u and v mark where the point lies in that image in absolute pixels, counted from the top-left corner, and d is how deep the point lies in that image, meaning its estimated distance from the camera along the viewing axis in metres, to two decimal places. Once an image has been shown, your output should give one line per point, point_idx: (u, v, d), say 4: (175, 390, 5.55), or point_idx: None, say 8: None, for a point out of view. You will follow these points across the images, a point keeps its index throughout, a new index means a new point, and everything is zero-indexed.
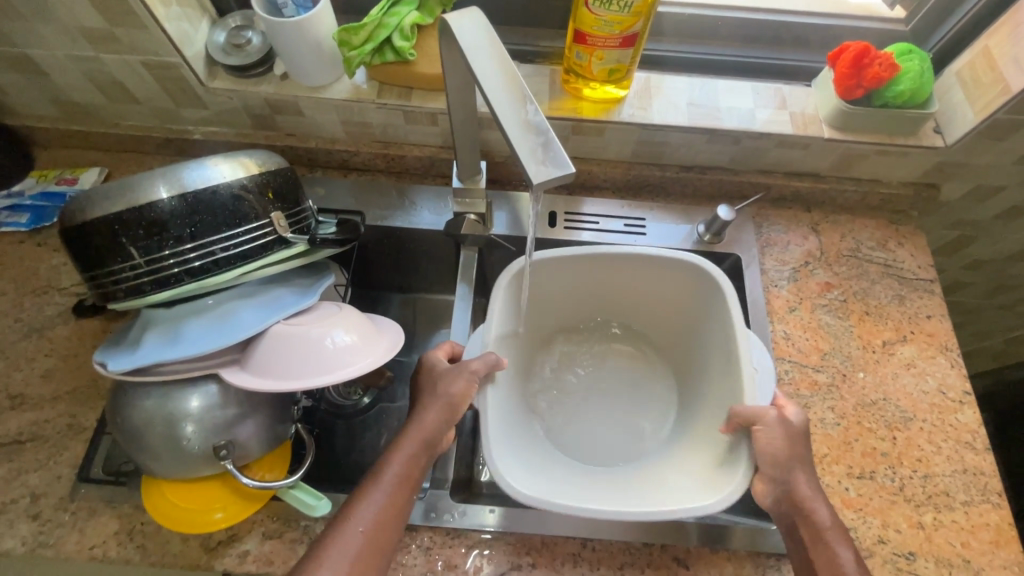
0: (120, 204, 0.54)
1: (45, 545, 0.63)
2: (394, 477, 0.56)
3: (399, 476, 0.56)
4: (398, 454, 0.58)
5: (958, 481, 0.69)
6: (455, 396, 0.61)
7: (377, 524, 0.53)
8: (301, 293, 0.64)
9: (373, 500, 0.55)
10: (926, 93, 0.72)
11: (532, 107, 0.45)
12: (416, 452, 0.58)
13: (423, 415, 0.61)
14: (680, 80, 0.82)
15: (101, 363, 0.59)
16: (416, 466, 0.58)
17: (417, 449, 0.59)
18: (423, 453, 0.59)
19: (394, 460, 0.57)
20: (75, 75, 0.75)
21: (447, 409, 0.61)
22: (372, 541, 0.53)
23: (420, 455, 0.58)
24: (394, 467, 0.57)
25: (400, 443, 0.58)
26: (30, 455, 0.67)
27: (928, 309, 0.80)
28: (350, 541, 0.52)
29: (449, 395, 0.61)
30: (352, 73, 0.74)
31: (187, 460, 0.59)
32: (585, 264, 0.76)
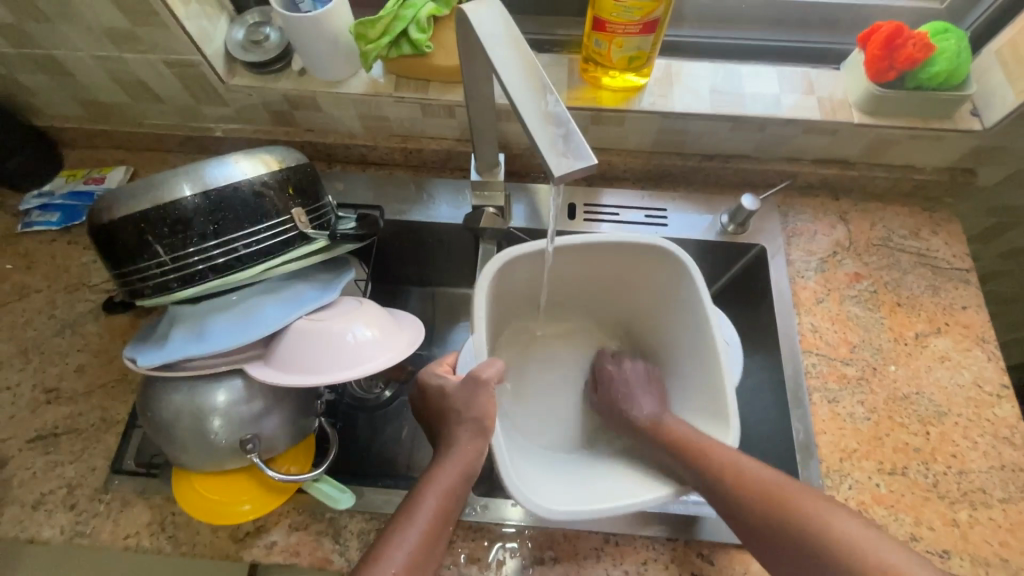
0: (146, 202, 0.55)
1: (82, 534, 0.65)
2: (432, 512, 0.56)
3: (437, 510, 0.56)
4: (434, 485, 0.58)
5: (995, 478, 0.66)
6: (482, 415, 0.60)
7: (413, 558, 0.53)
8: (322, 288, 0.65)
9: (408, 535, 0.54)
10: (963, 74, 0.69)
11: (550, 96, 0.44)
12: (453, 485, 0.58)
13: (457, 442, 0.60)
14: (702, 66, 0.80)
15: (131, 358, 0.60)
16: (452, 498, 0.57)
17: (456, 481, 0.58)
18: (462, 484, 0.58)
19: (431, 492, 0.57)
20: (100, 75, 0.76)
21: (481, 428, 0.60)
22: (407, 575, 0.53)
23: (459, 487, 0.58)
24: (431, 499, 0.57)
25: (438, 474, 0.58)
26: (66, 447, 0.70)
27: (964, 299, 0.77)
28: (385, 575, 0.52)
29: (477, 416, 0.60)
30: (369, 66, 0.73)
31: (215, 453, 0.60)
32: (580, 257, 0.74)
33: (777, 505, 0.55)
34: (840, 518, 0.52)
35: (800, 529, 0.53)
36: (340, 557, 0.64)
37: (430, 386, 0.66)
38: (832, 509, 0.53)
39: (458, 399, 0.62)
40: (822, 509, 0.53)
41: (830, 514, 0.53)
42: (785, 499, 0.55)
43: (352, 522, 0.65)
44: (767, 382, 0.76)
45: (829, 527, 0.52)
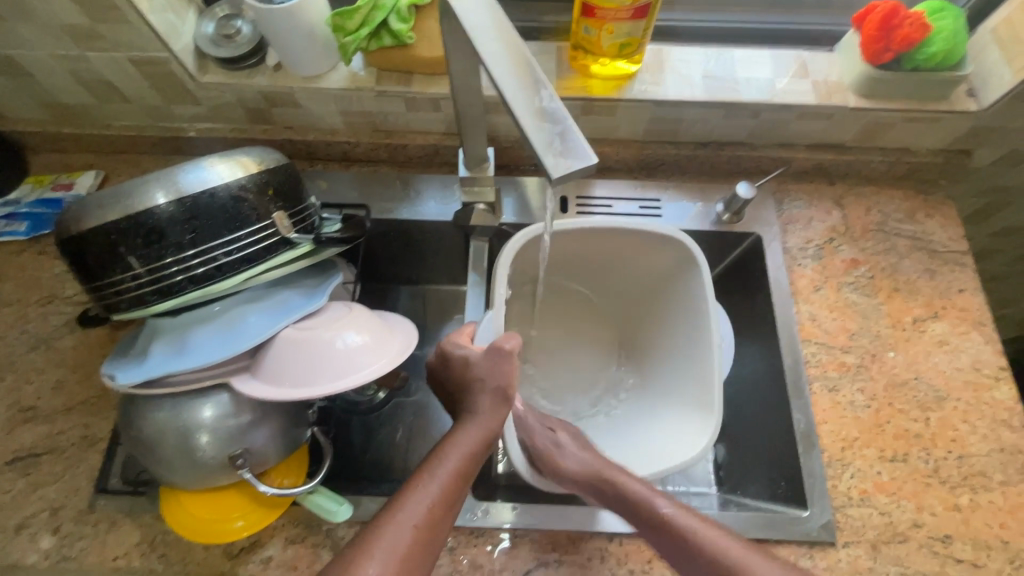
0: (116, 212, 0.52)
1: (68, 558, 0.62)
2: (452, 472, 0.53)
3: (457, 470, 0.53)
4: (455, 448, 0.55)
5: (995, 461, 0.66)
6: (501, 385, 0.59)
7: (428, 517, 0.50)
8: (308, 295, 0.62)
9: (426, 490, 0.51)
10: (959, 54, 0.68)
11: (545, 91, 0.42)
12: (474, 449, 0.55)
13: (480, 412, 0.58)
14: (693, 51, 0.77)
15: (109, 376, 0.57)
16: (472, 461, 0.55)
17: (477, 445, 0.56)
18: (482, 450, 0.56)
19: (452, 455, 0.54)
20: (62, 75, 0.72)
21: (496, 402, 0.59)
22: (422, 535, 0.49)
23: (480, 451, 0.56)
24: (452, 460, 0.54)
25: (457, 439, 0.56)
26: (46, 468, 0.67)
27: (960, 283, 0.76)
28: (399, 531, 0.48)
29: (499, 387, 0.59)
30: (349, 60, 0.70)
31: (203, 470, 0.58)
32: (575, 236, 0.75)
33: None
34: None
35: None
36: None
37: (452, 356, 0.62)
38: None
39: (479, 369, 0.59)
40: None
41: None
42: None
43: (350, 532, 0.64)
44: (767, 372, 0.75)
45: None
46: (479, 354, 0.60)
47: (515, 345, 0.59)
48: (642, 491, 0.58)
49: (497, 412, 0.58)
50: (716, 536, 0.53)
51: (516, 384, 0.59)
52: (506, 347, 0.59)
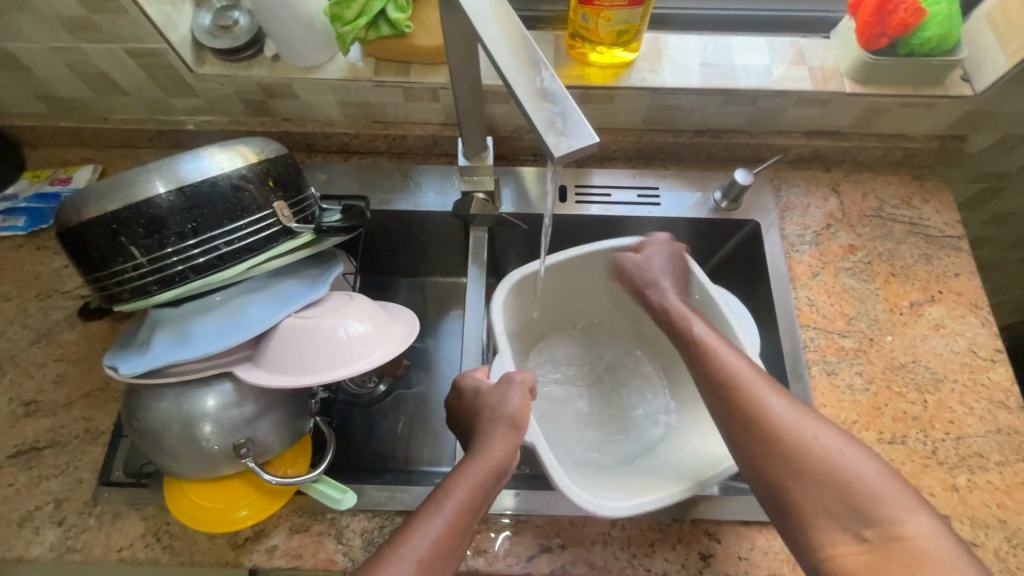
0: (117, 202, 0.52)
1: (73, 550, 0.63)
2: (459, 505, 0.52)
3: (464, 504, 0.52)
4: (462, 481, 0.53)
5: (992, 442, 0.67)
6: (512, 414, 0.59)
7: (433, 551, 0.49)
8: (310, 284, 0.62)
9: (432, 523, 0.50)
10: (954, 38, 0.68)
11: (544, 72, 0.42)
12: (483, 480, 0.54)
13: (489, 441, 0.57)
14: (689, 39, 0.78)
15: (112, 367, 0.57)
16: (481, 492, 0.53)
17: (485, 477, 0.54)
18: (492, 480, 0.55)
19: (458, 489, 0.53)
20: (58, 68, 0.72)
21: (509, 432, 0.58)
22: (426, 568, 0.48)
23: (487, 484, 0.54)
24: (458, 494, 0.52)
25: (465, 470, 0.54)
26: (49, 461, 0.67)
27: (956, 267, 0.77)
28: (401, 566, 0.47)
29: (508, 414, 0.59)
30: (346, 49, 0.70)
31: (207, 459, 0.58)
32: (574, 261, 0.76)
33: (773, 424, 0.52)
34: (839, 444, 0.51)
35: (779, 454, 0.51)
36: (343, 557, 0.62)
37: (465, 389, 0.64)
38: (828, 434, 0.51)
39: (491, 399, 0.60)
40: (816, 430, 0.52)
41: (816, 431, 0.52)
42: (781, 425, 0.52)
43: (354, 521, 0.64)
44: (766, 357, 0.76)
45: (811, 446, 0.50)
46: (489, 385, 0.61)
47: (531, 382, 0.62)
48: (700, 328, 0.63)
49: (506, 443, 0.57)
50: (748, 368, 0.57)
51: (528, 414, 0.59)
52: (518, 378, 0.61)
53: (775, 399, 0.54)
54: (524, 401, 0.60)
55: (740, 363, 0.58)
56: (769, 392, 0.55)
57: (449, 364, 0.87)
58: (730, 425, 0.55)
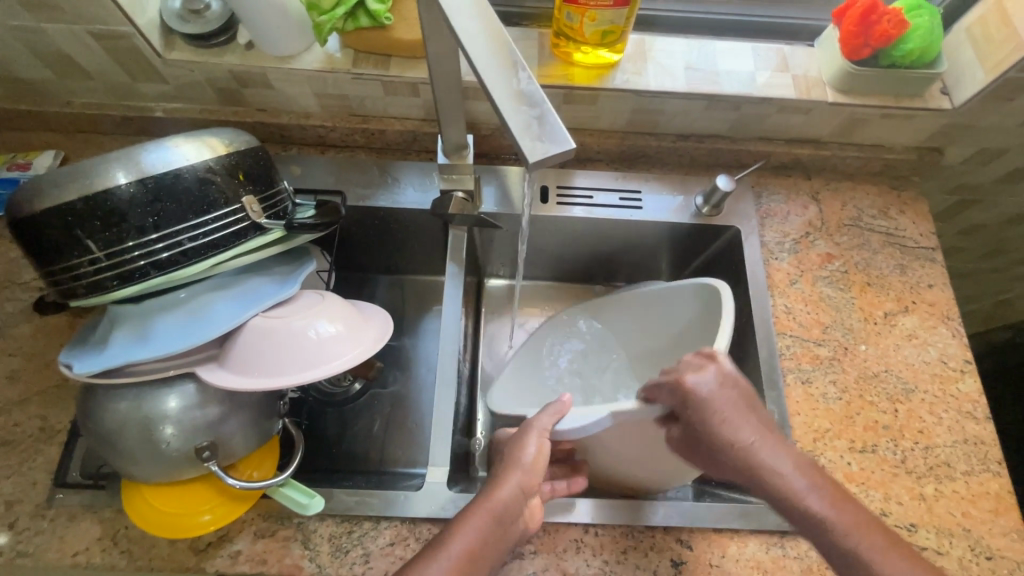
0: (73, 193, 0.49)
1: (24, 554, 0.60)
2: (460, 553, 0.51)
3: (466, 552, 0.51)
4: (466, 528, 0.52)
5: (959, 451, 0.68)
6: (526, 461, 0.57)
7: None
8: (280, 282, 0.60)
9: (432, 573, 0.49)
10: (934, 52, 0.69)
11: (521, 74, 0.41)
12: (486, 527, 0.53)
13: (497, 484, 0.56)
14: (675, 42, 0.77)
15: (67, 365, 0.55)
16: (484, 540, 0.52)
17: (488, 523, 0.53)
18: (495, 527, 0.53)
19: (461, 536, 0.52)
20: (16, 48, 0.68)
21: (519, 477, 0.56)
22: None
23: (489, 530, 0.53)
24: (461, 541, 0.51)
25: (470, 514, 0.53)
26: (1, 462, 0.64)
27: (930, 278, 0.78)
28: None
29: (522, 460, 0.57)
30: (323, 40, 0.67)
31: (168, 462, 0.56)
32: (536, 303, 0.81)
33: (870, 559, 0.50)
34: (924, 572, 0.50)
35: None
36: (310, 563, 0.61)
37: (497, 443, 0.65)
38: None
39: (511, 444, 0.60)
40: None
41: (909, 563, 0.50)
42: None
43: (322, 526, 0.62)
44: (743, 364, 0.76)
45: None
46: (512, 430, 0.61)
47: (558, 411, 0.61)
48: (751, 437, 0.55)
49: (514, 488, 0.55)
50: (843, 510, 0.53)
51: (542, 461, 0.58)
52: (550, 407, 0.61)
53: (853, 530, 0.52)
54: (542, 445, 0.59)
55: (835, 501, 0.53)
56: (873, 549, 0.51)
57: (426, 364, 0.85)
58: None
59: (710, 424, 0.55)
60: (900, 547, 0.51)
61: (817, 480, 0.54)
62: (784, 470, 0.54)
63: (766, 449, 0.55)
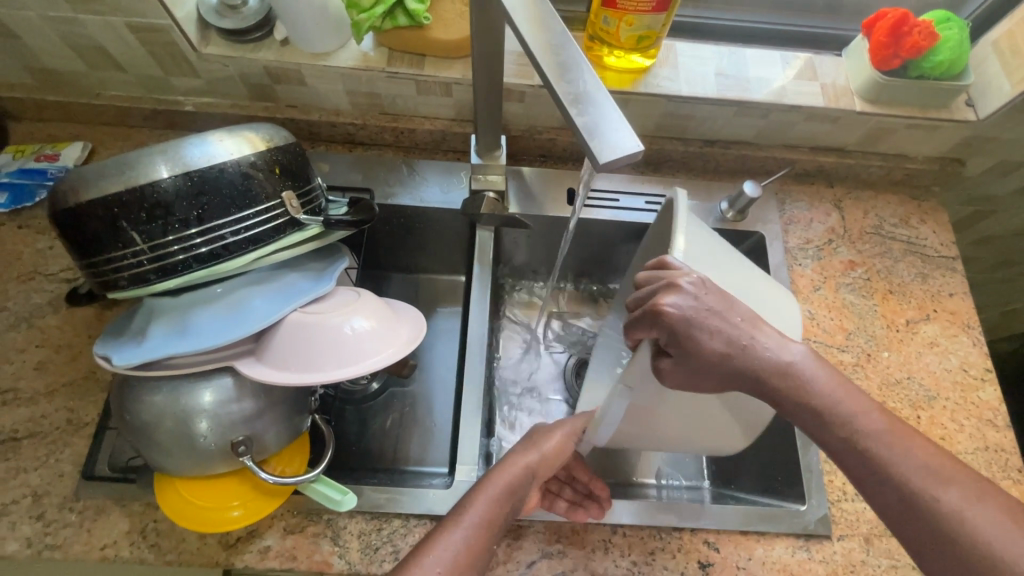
0: (118, 184, 0.49)
1: (52, 547, 0.59)
2: (477, 519, 0.52)
3: (483, 519, 0.52)
4: (482, 496, 0.54)
5: (980, 458, 0.69)
6: (545, 445, 0.60)
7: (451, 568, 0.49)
8: (315, 278, 0.60)
9: (453, 538, 0.51)
10: (962, 64, 0.70)
11: (586, 76, 0.41)
12: (500, 496, 0.55)
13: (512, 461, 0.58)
14: (705, 48, 0.78)
15: (104, 357, 0.55)
16: (498, 510, 0.54)
17: (502, 494, 0.55)
18: (508, 499, 0.55)
19: (478, 503, 0.53)
20: (52, 38, 0.68)
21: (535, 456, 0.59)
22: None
23: (500, 502, 0.54)
24: (477, 508, 0.53)
25: (486, 485, 0.55)
26: (28, 453, 0.63)
27: (950, 287, 0.79)
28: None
29: (541, 445, 0.60)
30: (361, 38, 0.68)
31: (203, 456, 0.56)
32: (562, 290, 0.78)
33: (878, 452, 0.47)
34: (926, 451, 0.46)
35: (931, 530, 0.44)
36: (339, 560, 0.61)
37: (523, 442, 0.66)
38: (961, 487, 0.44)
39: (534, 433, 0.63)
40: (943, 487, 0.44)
41: (910, 450, 0.46)
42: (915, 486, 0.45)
43: (351, 522, 0.63)
44: None
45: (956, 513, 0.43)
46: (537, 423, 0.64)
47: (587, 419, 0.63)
48: (744, 341, 0.48)
49: (529, 466, 0.58)
50: (849, 407, 0.48)
51: (562, 447, 0.61)
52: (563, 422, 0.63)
53: (860, 417, 0.48)
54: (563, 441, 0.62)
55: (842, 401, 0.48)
56: (886, 438, 0.47)
57: (446, 363, 0.85)
58: (856, 482, 0.48)
59: (705, 338, 0.47)
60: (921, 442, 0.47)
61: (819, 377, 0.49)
62: (787, 364, 0.48)
63: (767, 349, 0.49)
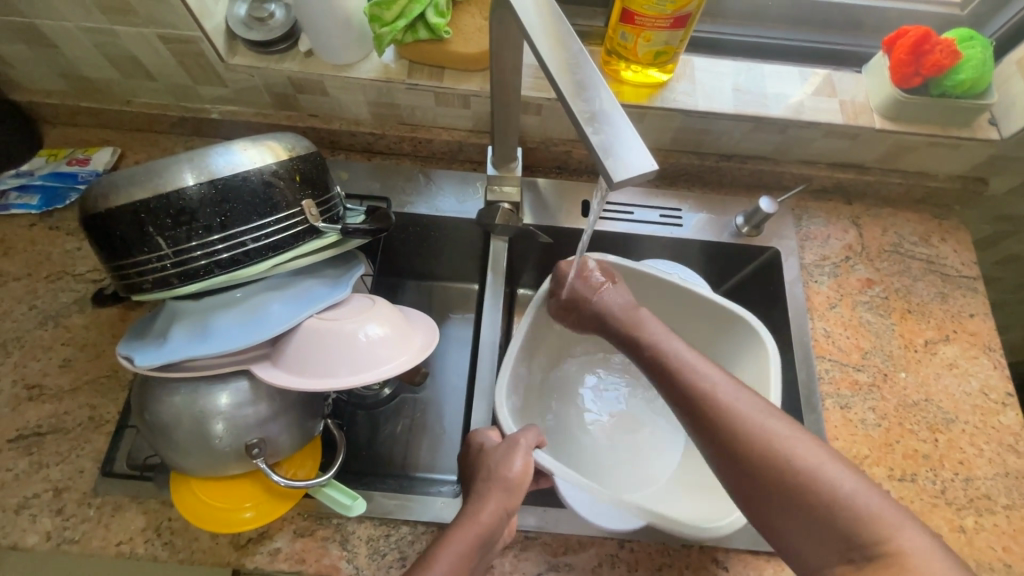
0: (147, 191, 0.51)
1: (70, 541, 0.61)
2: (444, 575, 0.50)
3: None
4: (447, 549, 0.51)
5: (1000, 485, 0.67)
6: (508, 477, 0.56)
7: None
8: (332, 285, 0.62)
9: None
10: (985, 83, 0.69)
11: (602, 94, 0.42)
12: (468, 548, 0.52)
13: (475, 503, 0.55)
14: (723, 64, 0.78)
15: (127, 357, 0.56)
16: (466, 564, 0.51)
17: (471, 543, 0.52)
18: (477, 548, 0.53)
19: (443, 557, 0.51)
20: (87, 48, 0.70)
21: (502, 495, 0.55)
22: None
23: (472, 555, 0.52)
24: (443, 563, 0.51)
25: (452, 536, 0.52)
26: (51, 448, 0.65)
27: (971, 307, 0.77)
28: None
29: (505, 478, 0.55)
30: (382, 50, 0.69)
31: (217, 457, 0.57)
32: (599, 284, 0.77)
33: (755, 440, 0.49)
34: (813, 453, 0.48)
35: (785, 479, 0.47)
36: (347, 564, 0.62)
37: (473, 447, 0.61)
38: (827, 456, 0.47)
39: (491, 459, 0.58)
40: (816, 456, 0.47)
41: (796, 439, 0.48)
42: (774, 445, 0.48)
43: (360, 528, 0.63)
44: None
45: (818, 470, 0.46)
46: (495, 444, 0.59)
47: (536, 439, 0.60)
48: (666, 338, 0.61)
49: (496, 509, 0.54)
50: (732, 391, 0.53)
51: (527, 479, 0.56)
52: (523, 442, 0.58)
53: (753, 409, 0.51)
54: (525, 466, 0.57)
55: (725, 387, 0.53)
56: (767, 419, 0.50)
57: (457, 370, 0.86)
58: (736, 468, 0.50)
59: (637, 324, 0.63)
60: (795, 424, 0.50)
61: (707, 367, 0.56)
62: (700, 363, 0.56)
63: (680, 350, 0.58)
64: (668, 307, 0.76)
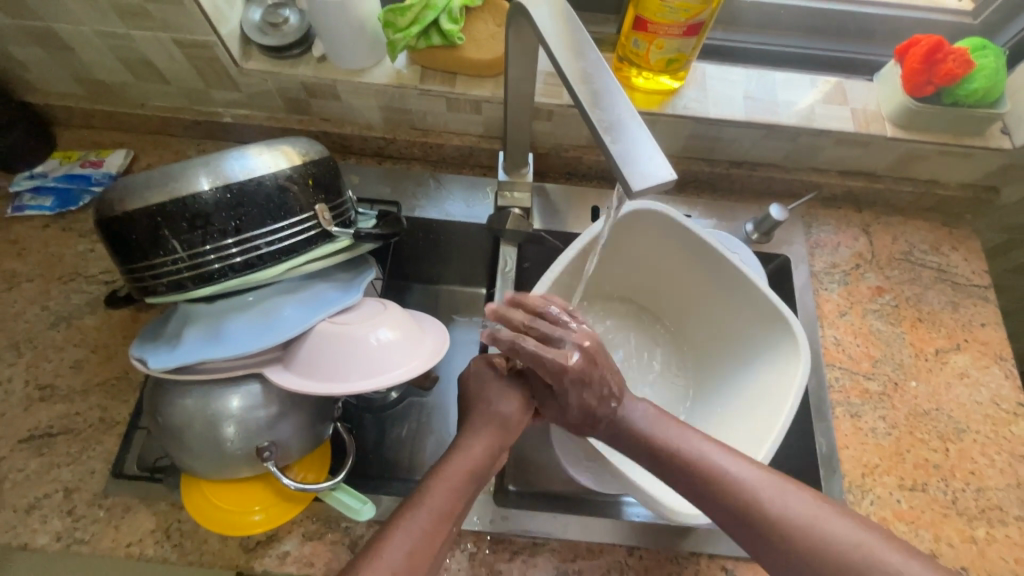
0: (163, 195, 0.51)
1: (80, 542, 0.61)
2: (440, 507, 0.50)
3: (444, 508, 0.50)
4: (443, 480, 0.51)
5: (1011, 496, 0.67)
6: (508, 416, 0.56)
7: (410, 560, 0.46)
8: (344, 289, 0.62)
9: (409, 533, 0.48)
10: (998, 92, 0.69)
11: (621, 103, 0.42)
12: (464, 482, 0.52)
13: (470, 438, 0.55)
14: (735, 71, 0.78)
15: (140, 360, 0.56)
16: (461, 496, 0.51)
17: (464, 478, 0.52)
18: (471, 483, 0.52)
19: (438, 488, 0.51)
20: (103, 52, 0.71)
21: (497, 431, 0.55)
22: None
23: (466, 487, 0.52)
24: (439, 494, 0.50)
25: (445, 470, 0.52)
26: (62, 449, 0.66)
27: (982, 317, 0.77)
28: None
29: (505, 414, 0.56)
30: (396, 56, 0.70)
31: (228, 460, 0.57)
32: (645, 235, 0.74)
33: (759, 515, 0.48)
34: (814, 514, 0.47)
35: (811, 556, 0.46)
36: None
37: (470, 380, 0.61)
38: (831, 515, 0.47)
39: (488, 392, 0.58)
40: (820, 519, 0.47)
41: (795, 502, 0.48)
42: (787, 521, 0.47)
43: (369, 532, 0.63)
44: None
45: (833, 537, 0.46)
46: (496, 376, 0.58)
47: None
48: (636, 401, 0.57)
49: (491, 445, 0.55)
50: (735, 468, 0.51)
51: (523, 416, 0.57)
52: (528, 380, 0.58)
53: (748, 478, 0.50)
54: (524, 400, 0.57)
55: (725, 464, 0.51)
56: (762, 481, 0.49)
57: None
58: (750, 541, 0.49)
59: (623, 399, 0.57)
60: (815, 494, 0.49)
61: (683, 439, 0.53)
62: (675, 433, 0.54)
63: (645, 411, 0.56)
64: (699, 274, 0.74)
